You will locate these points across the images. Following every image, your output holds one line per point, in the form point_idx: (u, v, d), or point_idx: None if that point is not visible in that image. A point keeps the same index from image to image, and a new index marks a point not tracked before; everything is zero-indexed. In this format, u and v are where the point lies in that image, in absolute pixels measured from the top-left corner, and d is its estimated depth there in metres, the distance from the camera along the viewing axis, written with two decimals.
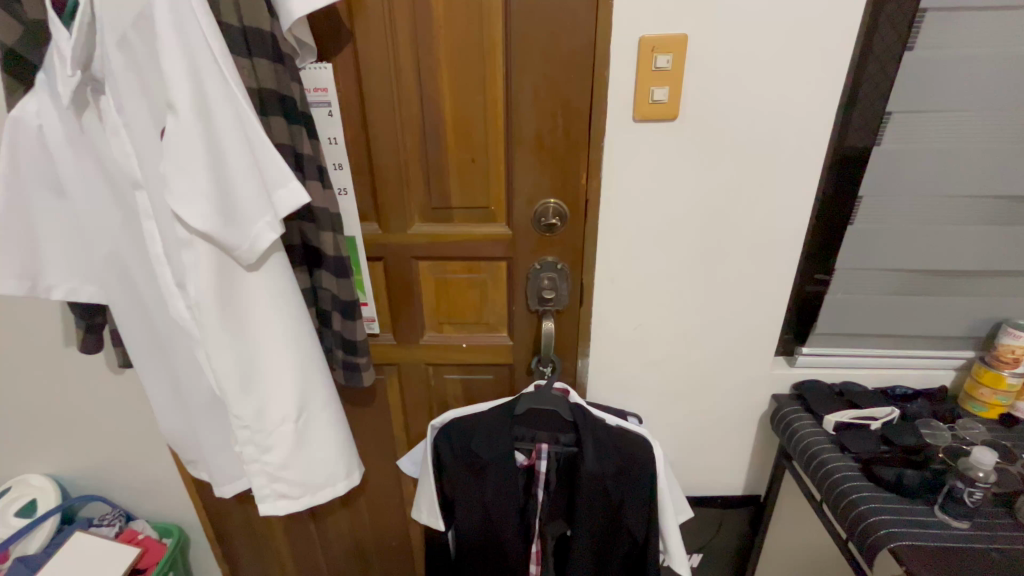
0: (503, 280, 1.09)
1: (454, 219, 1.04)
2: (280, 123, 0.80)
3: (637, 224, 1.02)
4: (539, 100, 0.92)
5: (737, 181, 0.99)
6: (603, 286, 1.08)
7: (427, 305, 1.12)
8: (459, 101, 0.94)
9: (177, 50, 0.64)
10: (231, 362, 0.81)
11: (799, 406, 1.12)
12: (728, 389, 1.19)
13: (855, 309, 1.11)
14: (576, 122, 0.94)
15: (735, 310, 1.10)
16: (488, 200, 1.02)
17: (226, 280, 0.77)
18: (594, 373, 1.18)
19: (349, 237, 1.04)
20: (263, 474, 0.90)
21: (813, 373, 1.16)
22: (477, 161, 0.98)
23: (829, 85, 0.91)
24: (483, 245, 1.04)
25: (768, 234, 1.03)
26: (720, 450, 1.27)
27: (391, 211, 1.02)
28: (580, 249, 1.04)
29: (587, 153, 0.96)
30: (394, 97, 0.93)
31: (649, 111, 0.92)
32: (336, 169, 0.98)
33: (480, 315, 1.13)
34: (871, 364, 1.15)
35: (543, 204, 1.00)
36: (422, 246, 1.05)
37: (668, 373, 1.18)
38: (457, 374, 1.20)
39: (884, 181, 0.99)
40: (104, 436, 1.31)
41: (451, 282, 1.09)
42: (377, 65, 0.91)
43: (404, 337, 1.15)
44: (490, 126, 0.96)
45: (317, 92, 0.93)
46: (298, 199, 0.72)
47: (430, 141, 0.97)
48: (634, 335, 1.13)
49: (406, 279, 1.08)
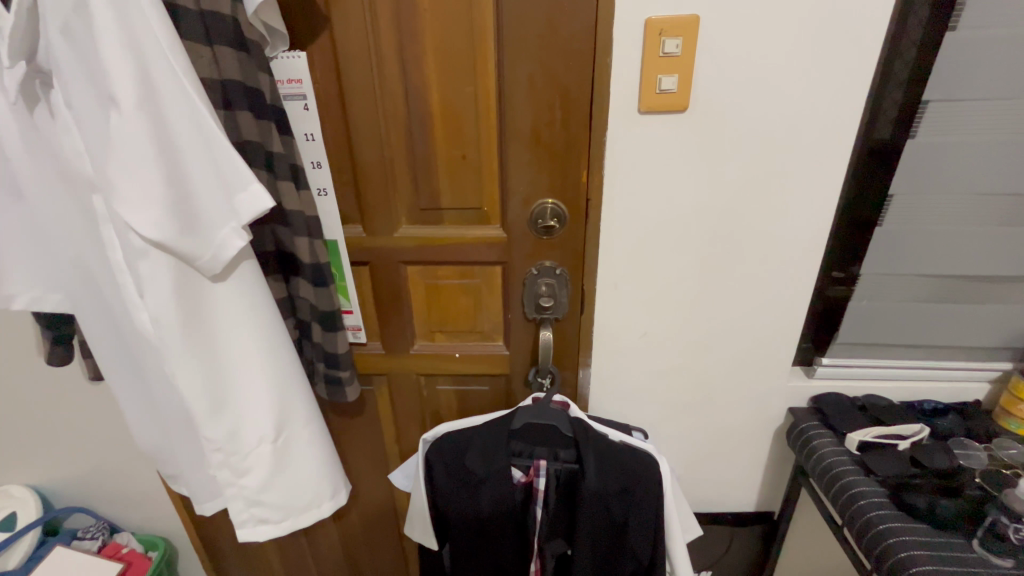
0: (499, 285, 1.02)
1: (445, 221, 0.96)
2: (248, 119, 0.73)
3: (641, 225, 0.94)
4: (535, 90, 0.84)
5: (753, 179, 0.90)
6: (605, 293, 1.00)
7: (418, 312, 1.05)
8: (447, 93, 0.86)
9: (119, 35, 0.56)
10: (200, 382, 0.73)
11: (817, 421, 1.04)
12: (740, 401, 1.11)
13: (881, 317, 1.02)
14: (576, 114, 0.85)
15: (750, 317, 1.02)
16: (481, 200, 0.94)
17: (189, 292, 0.69)
18: (597, 384, 1.10)
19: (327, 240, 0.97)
20: (240, 499, 0.82)
21: (833, 385, 1.07)
22: (469, 157, 0.90)
23: (856, 72, 0.82)
24: (476, 249, 0.97)
25: (787, 236, 0.95)
26: (731, 465, 1.19)
27: (377, 212, 0.94)
28: (581, 252, 0.96)
29: (588, 149, 0.88)
30: (376, 88, 0.85)
31: (657, 102, 0.83)
32: (315, 168, 0.90)
33: (474, 323, 1.05)
34: (898, 378, 1.07)
35: (540, 204, 0.92)
36: (411, 250, 0.97)
37: (676, 384, 1.10)
38: (451, 385, 1.13)
39: (915, 178, 0.90)
40: (85, 447, 1.26)
41: (443, 289, 1.02)
42: (357, 55, 0.83)
43: (394, 348, 1.08)
44: (482, 119, 0.87)
45: (291, 83, 0.84)
46: (260, 205, 0.64)
47: (417, 136, 0.89)
48: (639, 344, 1.05)
49: (395, 285, 1.01)
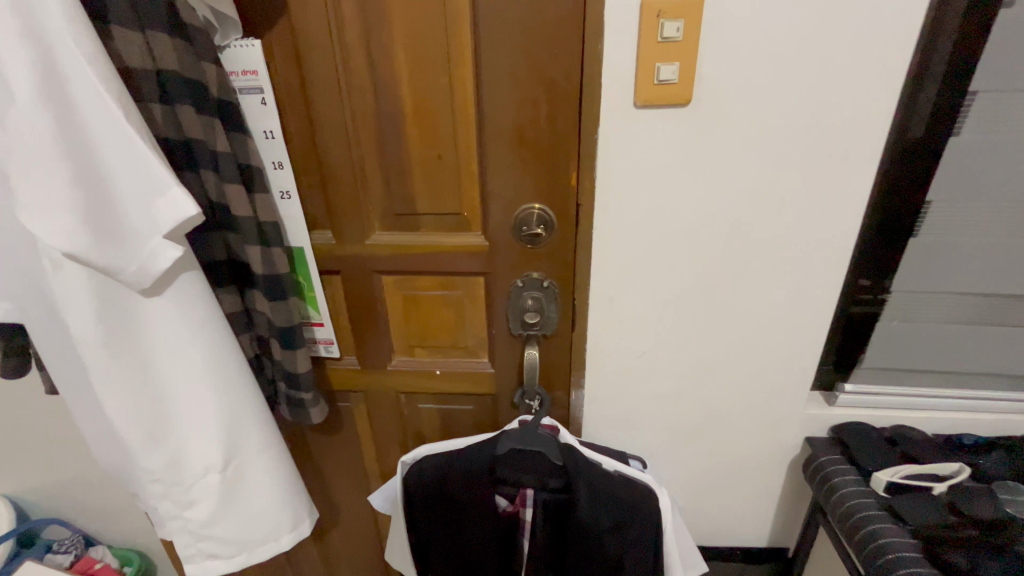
0: (481, 298, 0.92)
1: (422, 227, 0.87)
2: (190, 114, 0.65)
3: (638, 233, 0.84)
4: (517, 82, 0.75)
5: (765, 183, 0.79)
6: (599, 308, 0.90)
7: (394, 326, 0.97)
8: (420, 87, 0.77)
9: (11, 16, 0.48)
10: (132, 408, 0.66)
11: (839, 455, 0.92)
12: (751, 429, 1.00)
13: (912, 339, 0.90)
14: (563, 108, 0.76)
15: (763, 336, 0.91)
16: (460, 205, 0.85)
17: (116, 307, 0.62)
18: (591, 407, 1.00)
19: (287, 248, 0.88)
20: (186, 532, 0.75)
21: (856, 413, 0.96)
22: (445, 158, 0.81)
23: (889, 59, 0.71)
24: (456, 258, 0.88)
25: (805, 248, 0.83)
26: (742, 498, 1.08)
27: (347, 218, 0.86)
28: (572, 262, 0.87)
29: (578, 148, 0.78)
30: (341, 83, 0.77)
31: (655, 93, 0.73)
32: (277, 168, 0.82)
33: (456, 338, 0.96)
34: (934, 408, 0.94)
35: (526, 209, 0.82)
36: (385, 259, 0.89)
37: (679, 410, 0.99)
38: (432, 404, 1.04)
39: (956, 182, 0.79)
40: (55, 459, 1.21)
41: (421, 301, 0.93)
42: (319, 46, 0.75)
43: (369, 364, 1.00)
44: (459, 115, 0.78)
45: (246, 75, 0.76)
46: (181, 212, 0.56)
47: (388, 135, 0.80)
48: (637, 365, 0.95)
49: (368, 296, 0.93)
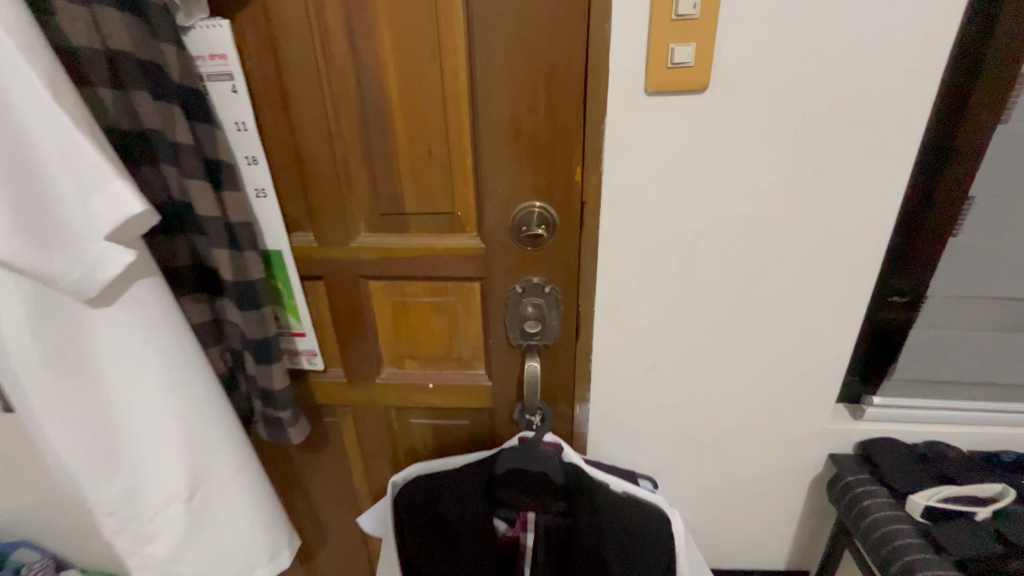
0: (477, 306, 0.84)
1: (411, 229, 0.80)
2: (147, 101, 0.58)
3: (648, 234, 0.76)
4: (514, 67, 0.67)
5: (789, 180, 0.72)
6: (605, 316, 0.83)
7: (383, 335, 0.89)
8: (406, 74, 0.69)
9: None
10: (82, 432, 0.59)
11: (866, 474, 0.85)
12: (770, 445, 0.92)
13: (946, 348, 0.83)
14: (566, 97, 0.69)
15: (784, 345, 0.83)
16: (453, 204, 0.77)
17: (59, 318, 0.55)
18: (597, 422, 0.93)
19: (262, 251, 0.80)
20: (148, 569, 0.68)
21: (884, 429, 0.88)
22: (435, 152, 0.74)
23: (930, 39, 0.63)
24: (449, 262, 0.80)
25: (833, 250, 0.76)
26: (759, 518, 1.00)
27: (329, 218, 0.79)
28: (575, 266, 0.79)
29: (582, 141, 0.71)
30: (320, 69, 0.70)
31: (668, 78, 0.66)
32: (250, 164, 0.74)
33: (450, 348, 0.89)
34: (969, 423, 0.86)
35: (524, 208, 0.75)
36: (372, 263, 0.81)
37: (692, 425, 0.92)
38: (425, 419, 0.96)
39: (994, 176, 0.72)
40: (21, 479, 1.12)
41: (412, 309, 0.86)
42: (295, 30, 0.68)
43: (355, 377, 0.92)
44: (450, 104, 0.71)
45: (214, 59, 0.68)
46: (123, 210, 0.49)
47: (373, 128, 0.73)
48: (646, 377, 0.88)
49: (354, 303, 0.85)
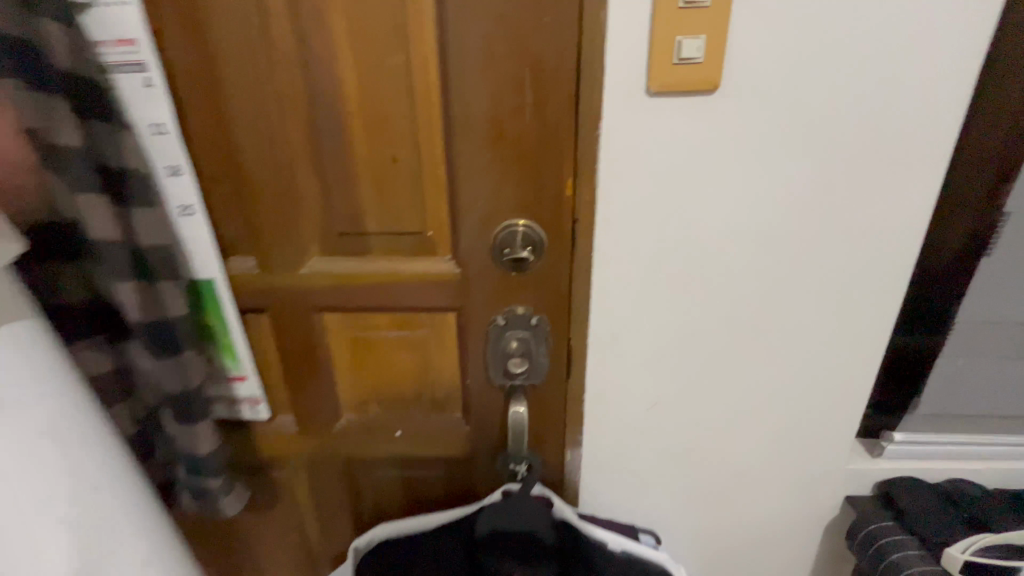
0: (453, 341, 0.72)
1: (373, 251, 0.67)
2: (20, 94, 0.46)
3: (649, 256, 0.67)
4: (494, 61, 0.57)
5: (809, 196, 0.64)
6: (601, 349, 0.72)
7: (341, 377, 0.75)
8: (365, 67, 0.58)
9: None
10: None
11: (893, 520, 0.76)
12: (783, 489, 0.83)
13: (978, 381, 0.74)
14: (555, 96, 0.58)
15: (799, 379, 0.75)
16: (422, 222, 0.66)
17: None
18: (591, 470, 0.82)
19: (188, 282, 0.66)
20: None
21: (905, 467, 0.80)
22: (401, 161, 0.62)
23: (964, 36, 0.56)
24: (418, 290, 0.68)
25: (857, 274, 0.68)
26: (770, 569, 0.90)
27: (275, 239, 0.66)
28: (566, 293, 0.68)
29: (573, 148, 0.61)
30: (259, 60, 0.58)
31: (673, 77, 0.57)
32: (171, 176, 0.60)
33: (421, 389, 0.76)
34: (996, 460, 0.79)
35: (507, 226, 0.64)
36: (325, 292, 0.69)
37: (697, 470, 0.81)
38: (391, 473, 0.82)
39: None
40: None
41: (376, 345, 0.73)
42: (228, 11, 0.56)
43: (307, 426, 0.78)
44: (417, 104, 0.60)
45: (121, 46, 0.55)
46: None
47: (325, 132, 0.61)
48: (647, 417, 0.77)
49: (306, 340, 0.72)
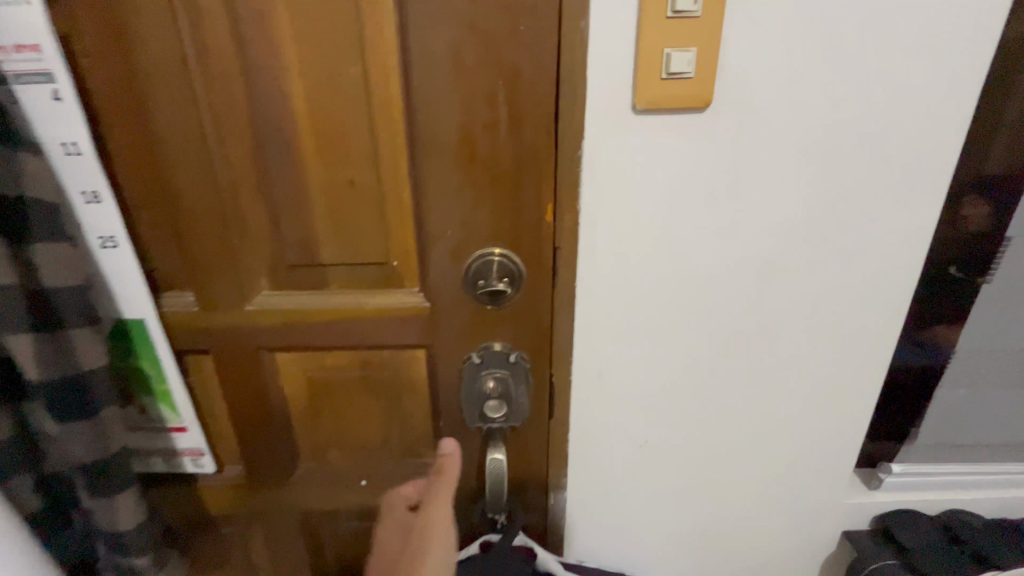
0: (423, 380, 0.65)
1: (330, 284, 0.60)
2: None
3: (637, 286, 0.61)
4: (463, 73, 0.51)
5: (804, 220, 0.59)
6: (586, 385, 0.66)
7: (298, 422, 0.67)
8: (317, 79, 0.51)
9: None
10: None
11: (893, 558, 0.73)
12: (778, 525, 0.78)
13: (972, 408, 0.72)
14: (532, 112, 0.52)
15: (794, 410, 0.70)
16: (386, 251, 0.59)
17: None
18: (577, 513, 0.75)
19: (115, 321, 0.58)
20: None
21: (903, 500, 0.76)
22: (360, 183, 0.55)
23: (967, 53, 0.53)
24: (382, 327, 0.61)
25: (854, 302, 0.64)
26: None
27: (216, 272, 0.58)
28: (547, 327, 0.62)
29: (553, 170, 0.55)
30: (193, 71, 0.50)
31: (663, 92, 0.52)
32: (90, 203, 0.52)
33: (388, 433, 0.68)
34: (991, 489, 0.76)
35: (481, 255, 0.58)
36: (277, 330, 0.61)
37: (688, 509, 0.76)
38: (355, 526, 0.74)
39: None
40: None
41: (336, 387, 0.65)
42: (155, 14, 0.48)
43: (260, 478, 0.70)
44: (377, 120, 0.53)
45: (23, 52, 0.47)
46: None
47: (272, 151, 0.54)
48: (635, 455, 0.72)
49: (256, 383, 0.64)
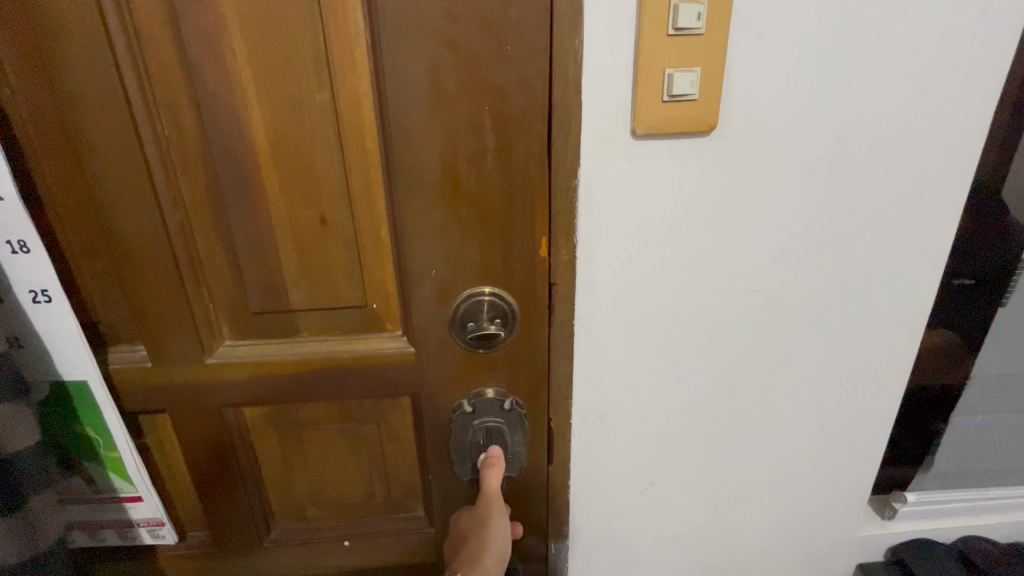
0: (409, 430, 0.60)
1: (301, 331, 0.54)
2: None
3: (639, 321, 0.57)
4: (445, 99, 0.45)
5: (814, 246, 0.56)
6: (587, 428, 0.62)
7: (270, 482, 0.61)
8: (280, 108, 0.45)
9: None
10: None
11: None
12: (790, 560, 0.74)
13: (980, 432, 0.70)
14: (522, 139, 0.47)
15: (806, 443, 0.66)
16: (363, 294, 0.53)
17: None
18: (580, 561, 0.70)
19: (53, 383, 0.51)
20: None
21: (917, 529, 0.73)
22: (332, 222, 0.50)
23: (984, 72, 0.50)
24: (361, 376, 0.55)
25: (866, 329, 0.60)
26: None
27: (169, 324, 0.51)
28: (544, 370, 0.57)
29: (546, 201, 0.50)
30: (133, 102, 0.44)
31: (664, 117, 0.48)
32: (17, 254, 0.46)
33: (371, 489, 0.62)
34: (1003, 514, 0.74)
35: (469, 296, 0.52)
36: (243, 385, 0.54)
37: (697, 550, 0.71)
38: None
39: None
40: None
41: (312, 442, 0.59)
42: (83, 38, 0.42)
43: (230, 545, 0.63)
44: (349, 152, 0.47)
45: None
46: None
47: (231, 188, 0.48)
48: (641, 498, 0.67)
49: (220, 443, 0.57)
